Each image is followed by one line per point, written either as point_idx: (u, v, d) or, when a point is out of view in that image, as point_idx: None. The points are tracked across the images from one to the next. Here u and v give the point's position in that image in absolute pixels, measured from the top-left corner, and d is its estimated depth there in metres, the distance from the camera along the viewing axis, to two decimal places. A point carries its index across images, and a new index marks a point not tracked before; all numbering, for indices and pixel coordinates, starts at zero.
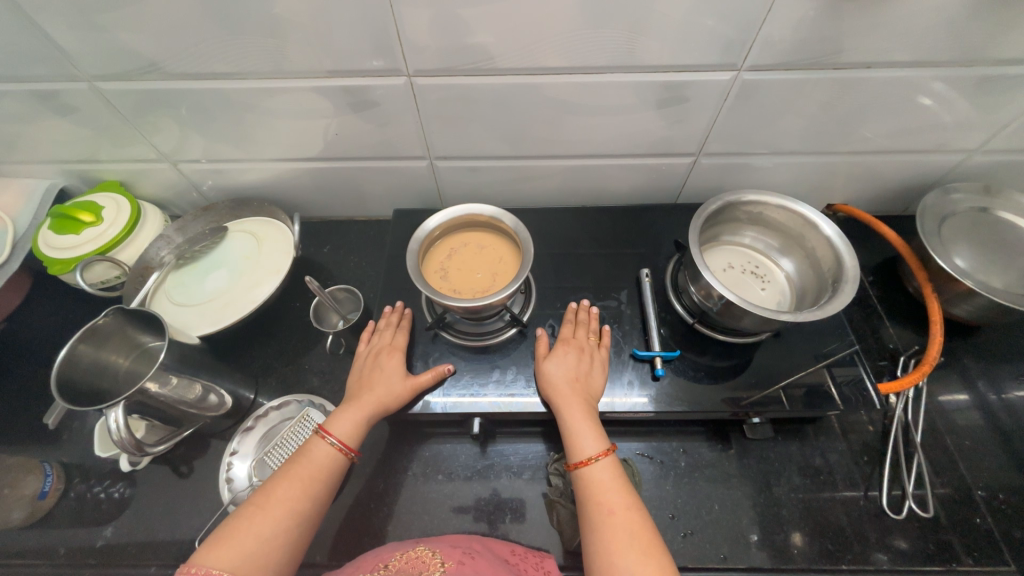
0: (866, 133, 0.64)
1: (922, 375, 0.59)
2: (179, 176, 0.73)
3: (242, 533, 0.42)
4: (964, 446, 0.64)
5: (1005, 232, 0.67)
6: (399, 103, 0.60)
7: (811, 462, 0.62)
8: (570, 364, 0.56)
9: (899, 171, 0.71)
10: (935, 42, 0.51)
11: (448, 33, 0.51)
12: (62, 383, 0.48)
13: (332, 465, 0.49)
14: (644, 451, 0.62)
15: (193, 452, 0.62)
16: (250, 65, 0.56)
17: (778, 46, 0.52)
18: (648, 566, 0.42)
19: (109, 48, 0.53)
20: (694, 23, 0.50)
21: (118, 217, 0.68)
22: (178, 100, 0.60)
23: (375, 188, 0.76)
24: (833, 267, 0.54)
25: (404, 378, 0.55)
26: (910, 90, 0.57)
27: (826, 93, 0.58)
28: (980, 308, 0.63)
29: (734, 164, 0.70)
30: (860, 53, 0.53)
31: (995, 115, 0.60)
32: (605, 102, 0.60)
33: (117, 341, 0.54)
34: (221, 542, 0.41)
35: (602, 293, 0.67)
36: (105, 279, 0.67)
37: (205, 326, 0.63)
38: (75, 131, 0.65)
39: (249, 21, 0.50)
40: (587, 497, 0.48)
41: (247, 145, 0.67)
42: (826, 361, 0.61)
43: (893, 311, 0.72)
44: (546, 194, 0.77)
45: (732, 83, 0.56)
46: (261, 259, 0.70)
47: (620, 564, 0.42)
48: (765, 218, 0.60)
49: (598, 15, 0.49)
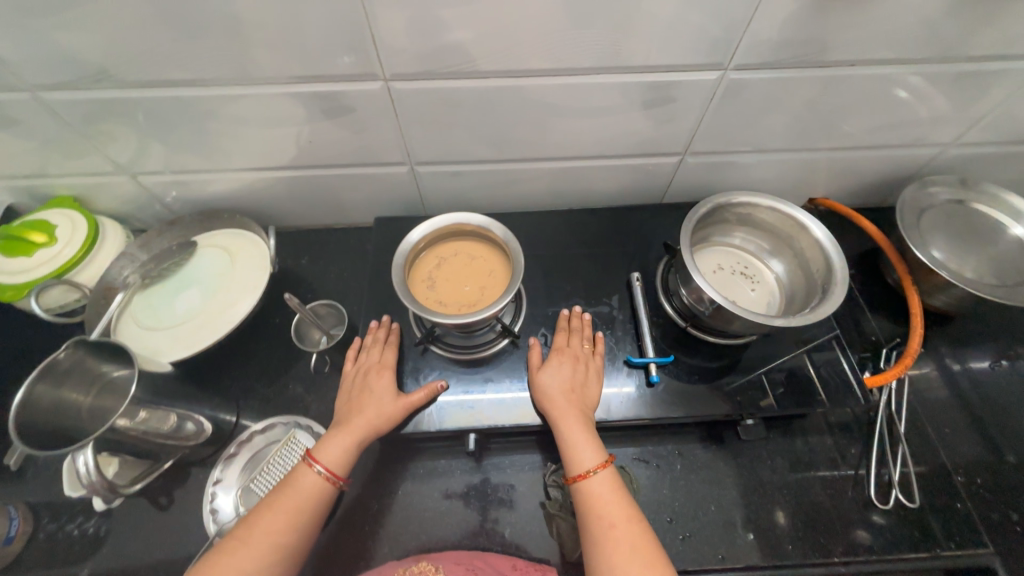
0: (848, 129, 0.64)
1: (906, 368, 0.60)
2: (140, 189, 0.69)
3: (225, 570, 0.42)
4: (944, 432, 0.67)
5: (979, 224, 0.69)
6: (375, 108, 0.57)
7: (802, 457, 0.64)
8: (565, 375, 0.55)
9: (878, 165, 0.72)
10: (916, 40, 0.51)
11: (426, 34, 0.49)
12: (23, 427, 0.44)
13: (320, 494, 0.47)
14: (639, 456, 0.62)
15: (172, 483, 0.59)
16: (212, 71, 0.52)
17: (764, 44, 0.51)
18: None
19: (50, 54, 0.49)
20: (681, 23, 0.48)
21: (74, 237, 0.63)
22: (134, 109, 0.56)
23: (353, 195, 0.73)
24: (823, 268, 0.54)
25: (395, 399, 0.53)
26: (892, 86, 0.58)
27: (810, 90, 0.57)
28: (957, 299, 0.65)
29: (720, 162, 0.69)
30: (844, 51, 0.52)
31: (970, 109, 0.62)
32: (590, 103, 0.58)
33: (77, 376, 0.50)
34: None
35: (593, 298, 0.66)
36: (66, 303, 0.63)
37: (178, 351, 0.60)
38: (18, 145, 0.59)
39: (208, 23, 0.46)
40: (588, 511, 0.47)
41: (213, 155, 0.63)
42: (806, 346, 0.63)
43: (874, 303, 0.73)
44: (531, 197, 0.75)
45: (718, 83, 0.56)
46: (235, 275, 0.66)
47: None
48: (754, 219, 0.60)
49: (583, 16, 0.47)
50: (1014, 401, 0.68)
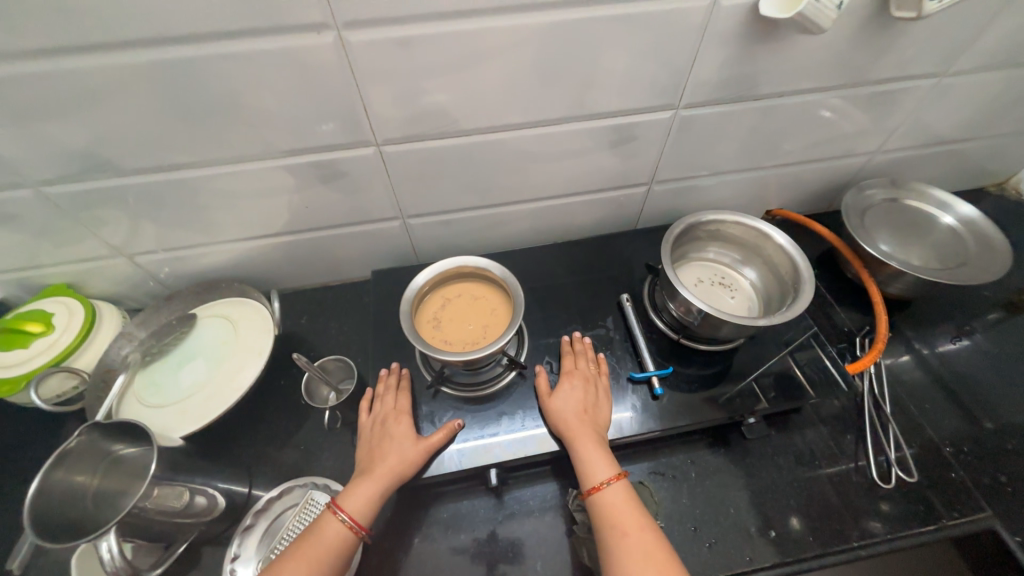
0: (788, 147, 0.73)
1: (880, 351, 0.66)
2: (135, 268, 0.70)
3: None
4: (926, 407, 0.72)
5: (915, 217, 0.77)
6: (368, 170, 0.62)
7: (804, 449, 0.67)
8: (577, 396, 0.58)
9: (820, 175, 0.81)
10: (830, 71, 0.61)
11: (412, 102, 0.54)
12: (37, 519, 0.43)
13: (341, 543, 0.48)
14: (655, 469, 0.64)
15: (186, 566, 0.57)
16: (214, 152, 0.55)
17: (706, 85, 0.59)
18: None
19: (57, 151, 0.51)
20: (634, 74, 0.56)
21: (71, 323, 0.63)
22: (136, 193, 0.58)
23: (348, 252, 0.76)
24: (791, 270, 0.60)
25: (415, 442, 0.54)
26: (818, 109, 0.67)
27: (751, 119, 0.66)
28: (911, 285, 0.72)
29: (683, 186, 0.77)
30: (773, 85, 0.61)
31: (886, 121, 0.71)
32: (563, 147, 0.64)
33: (88, 458, 0.49)
34: None
35: (589, 322, 0.70)
36: (62, 391, 0.62)
37: (187, 425, 0.59)
38: (15, 239, 0.61)
39: (212, 111, 0.51)
40: (603, 522, 0.49)
41: (210, 228, 0.66)
42: (790, 347, 0.67)
43: (841, 297, 0.80)
44: (517, 235, 0.80)
45: (672, 120, 0.63)
46: (239, 342, 0.67)
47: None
48: (723, 233, 0.66)
49: (549, 76, 0.54)
50: (976, 369, 0.75)
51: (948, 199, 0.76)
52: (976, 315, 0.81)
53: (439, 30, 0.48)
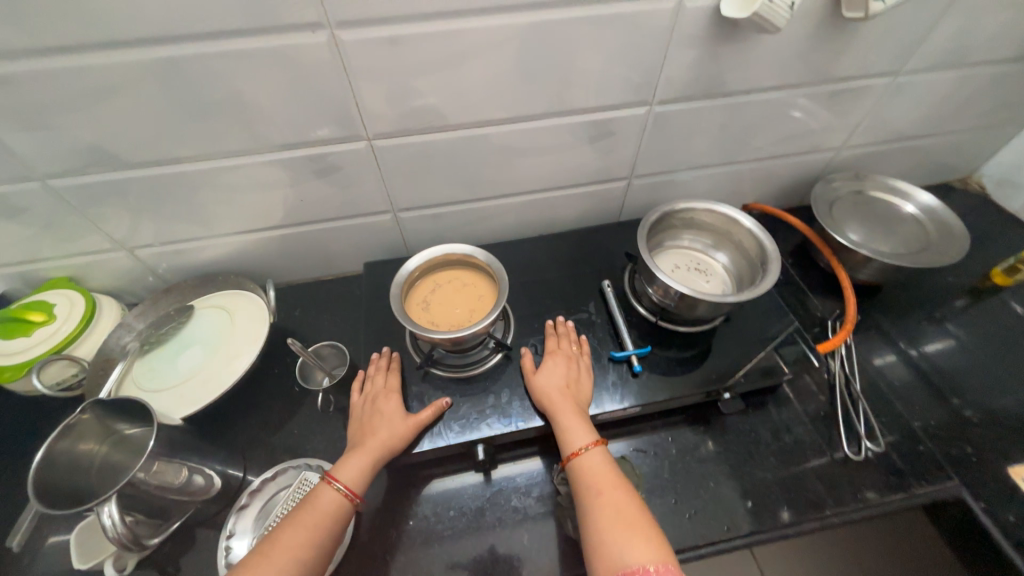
0: (758, 143, 0.77)
1: (848, 333, 0.70)
2: (135, 262, 0.72)
3: None
4: (895, 388, 0.75)
5: (880, 207, 0.82)
6: (360, 164, 0.65)
7: (782, 427, 0.70)
8: (560, 373, 0.61)
9: (791, 170, 0.86)
10: (792, 69, 0.65)
11: (401, 99, 0.58)
12: (41, 487, 0.45)
13: (338, 511, 0.50)
14: (637, 447, 0.66)
15: (181, 547, 0.58)
16: (214, 147, 0.59)
17: (677, 83, 0.63)
18: (631, 536, 0.46)
19: (64, 145, 0.54)
20: (609, 71, 0.60)
21: (72, 312, 0.65)
22: (138, 186, 0.61)
23: (341, 246, 0.79)
24: (759, 252, 0.64)
25: (405, 418, 0.57)
26: (784, 106, 0.71)
27: (721, 115, 0.70)
28: (878, 271, 0.76)
29: (662, 181, 0.81)
30: (739, 83, 0.65)
31: (849, 118, 0.76)
32: (546, 143, 0.68)
33: (93, 431, 0.52)
34: None
35: (573, 308, 0.73)
36: (64, 378, 0.63)
37: (185, 407, 0.61)
38: (20, 232, 0.63)
39: (213, 107, 0.54)
40: (580, 483, 0.52)
41: (209, 222, 0.69)
42: (772, 344, 0.69)
43: (813, 284, 0.84)
44: (504, 229, 0.84)
45: (647, 115, 0.67)
46: (234, 330, 0.69)
47: (607, 539, 0.46)
48: (697, 221, 0.70)
49: (530, 74, 0.58)
50: (947, 357, 0.78)
51: (909, 189, 0.81)
52: (942, 302, 0.85)
53: (426, 30, 0.52)
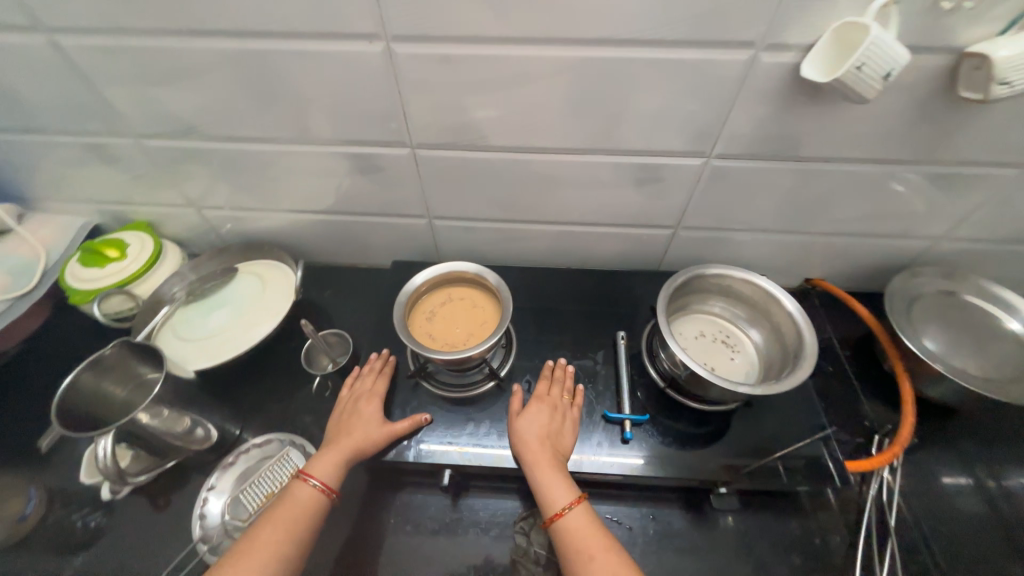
0: (833, 216, 0.68)
1: (895, 455, 0.59)
2: (201, 220, 0.80)
3: None
4: (942, 532, 0.65)
5: (972, 316, 0.69)
6: (402, 168, 0.67)
7: (788, 540, 0.62)
8: (542, 421, 0.58)
9: (870, 252, 0.75)
10: (885, 143, 0.56)
11: (447, 115, 0.59)
12: (62, 408, 0.52)
13: (314, 506, 0.52)
14: (614, 516, 0.62)
15: (172, 485, 0.64)
16: (275, 132, 0.63)
17: (742, 138, 0.58)
18: None
19: (155, 111, 0.62)
20: (666, 115, 0.56)
21: (140, 254, 0.74)
22: (209, 155, 0.68)
23: (377, 240, 0.82)
24: (797, 341, 0.57)
25: (381, 424, 0.58)
26: (871, 181, 0.62)
27: (790, 180, 0.63)
28: (953, 392, 0.64)
29: (712, 237, 0.74)
30: (817, 149, 0.58)
31: (954, 207, 0.65)
32: (589, 178, 0.66)
33: (117, 371, 0.59)
34: None
35: (581, 351, 0.70)
36: (120, 311, 0.73)
37: (203, 361, 0.67)
38: (115, 178, 0.73)
39: (277, 97, 0.58)
40: (568, 547, 0.50)
41: (264, 197, 0.75)
42: (806, 441, 0.61)
43: (870, 387, 0.73)
44: (535, 255, 0.82)
45: (703, 167, 0.62)
46: (263, 300, 0.75)
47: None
48: (733, 290, 0.64)
49: (580, 108, 0.56)
50: None
51: (1016, 302, 0.66)
52: None
53: (477, 52, 0.51)
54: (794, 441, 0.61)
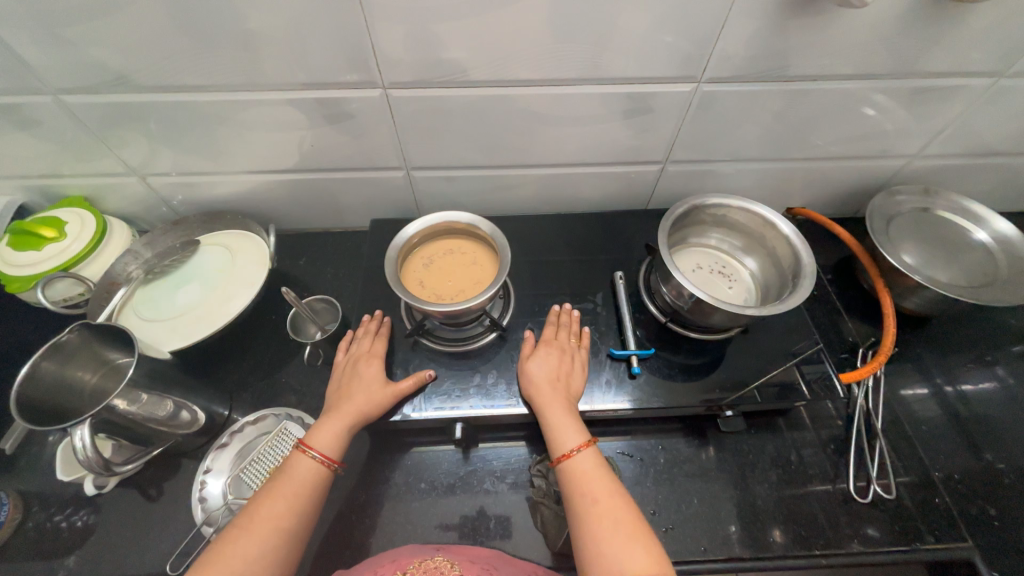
0: (817, 141, 0.69)
1: (879, 364, 0.63)
2: (148, 190, 0.72)
3: (227, 557, 0.42)
4: (920, 430, 0.70)
5: (946, 230, 0.73)
6: (374, 115, 0.61)
7: (785, 454, 0.66)
8: (552, 364, 0.58)
9: (847, 176, 0.77)
10: (874, 56, 0.56)
11: (422, 47, 0.53)
12: (21, 400, 0.48)
13: (315, 478, 0.50)
14: (624, 450, 0.65)
15: (163, 474, 0.60)
16: (223, 80, 0.55)
17: (733, 60, 0.55)
18: (635, 549, 0.44)
19: (73, 60, 0.52)
20: (656, 38, 0.53)
21: (83, 232, 0.66)
22: (146, 113, 0.59)
23: (351, 198, 0.77)
24: (793, 264, 0.61)
25: (384, 386, 0.57)
26: (856, 100, 0.62)
27: (779, 104, 0.62)
28: (928, 301, 0.68)
29: (699, 171, 0.74)
30: (807, 67, 0.57)
31: (929, 123, 0.66)
32: (576, 113, 0.62)
33: (80, 357, 0.54)
34: (206, 567, 0.42)
35: (579, 296, 0.69)
36: (69, 295, 0.65)
37: (178, 341, 0.63)
38: (37, 146, 0.63)
39: (220, 34, 0.50)
40: (574, 488, 0.49)
41: (219, 158, 0.67)
42: (796, 357, 0.63)
43: (849, 306, 0.77)
44: (521, 203, 0.79)
45: (693, 94, 0.60)
46: (235, 271, 0.70)
47: (608, 552, 0.44)
48: (728, 220, 0.67)
49: (567, 32, 0.52)
50: (988, 401, 0.72)
51: (984, 213, 0.71)
52: (995, 345, 0.77)
53: None
54: (784, 361, 0.63)
